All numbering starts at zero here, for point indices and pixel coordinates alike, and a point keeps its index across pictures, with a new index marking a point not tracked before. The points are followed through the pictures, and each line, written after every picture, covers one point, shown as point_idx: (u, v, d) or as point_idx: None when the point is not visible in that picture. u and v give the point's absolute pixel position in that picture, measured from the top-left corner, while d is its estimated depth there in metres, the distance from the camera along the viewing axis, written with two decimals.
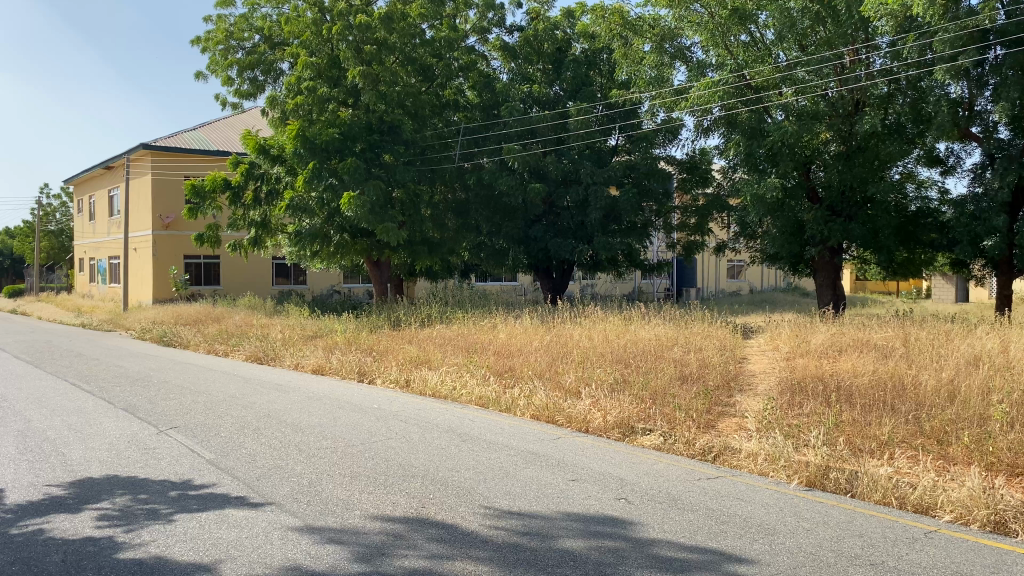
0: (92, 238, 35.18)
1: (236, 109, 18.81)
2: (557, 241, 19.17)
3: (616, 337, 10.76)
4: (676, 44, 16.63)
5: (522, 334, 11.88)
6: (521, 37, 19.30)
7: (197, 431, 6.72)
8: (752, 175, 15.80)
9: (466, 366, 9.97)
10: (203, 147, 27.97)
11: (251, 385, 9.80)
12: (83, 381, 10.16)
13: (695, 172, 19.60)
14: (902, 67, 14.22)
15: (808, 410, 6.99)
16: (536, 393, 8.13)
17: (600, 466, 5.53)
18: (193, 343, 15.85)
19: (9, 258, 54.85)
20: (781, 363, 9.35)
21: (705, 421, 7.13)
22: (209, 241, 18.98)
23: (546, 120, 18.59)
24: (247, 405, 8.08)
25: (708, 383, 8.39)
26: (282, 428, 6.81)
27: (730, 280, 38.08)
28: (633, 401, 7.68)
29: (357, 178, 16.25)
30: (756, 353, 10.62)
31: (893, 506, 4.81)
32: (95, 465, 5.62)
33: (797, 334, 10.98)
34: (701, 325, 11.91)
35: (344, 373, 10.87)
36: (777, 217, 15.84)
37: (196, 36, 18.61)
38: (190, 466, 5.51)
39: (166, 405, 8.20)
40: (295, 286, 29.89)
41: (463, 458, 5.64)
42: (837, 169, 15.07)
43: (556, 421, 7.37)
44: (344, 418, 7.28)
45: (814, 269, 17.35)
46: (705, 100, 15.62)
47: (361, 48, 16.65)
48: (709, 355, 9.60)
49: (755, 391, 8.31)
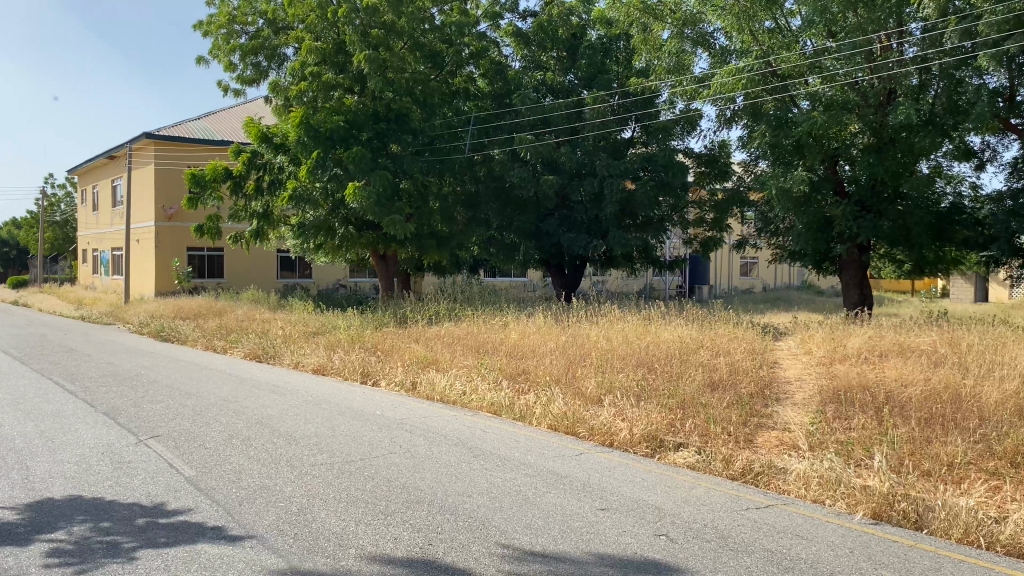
0: (95, 229, 34.63)
1: (238, 97, 18.14)
2: (570, 235, 18.48)
3: (637, 339, 10.08)
4: (699, 29, 15.92)
5: (535, 334, 11.21)
6: (535, 23, 18.50)
7: (180, 441, 6.07)
8: (777, 167, 15.05)
9: (477, 368, 9.29)
10: (208, 136, 27.36)
11: (246, 387, 9.12)
12: (68, 380, 9.51)
13: (714, 166, 18.96)
14: (937, 54, 13.60)
15: (858, 426, 6.30)
16: (554, 401, 7.44)
17: (633, 491, 4.84)
18: (191, 339, 15.21)
19: (16, 249, 54.65)
20: (819, 370, 8.66)
21: (742, 436, 6.44)
22: (209, 231, 18.30)
23: (560, 109, 17.76)
24: (239, 410, 7.42)
25: (741, 391, 7.68)
26: (273, 439, 6.14)
27: (743, 278, 37.32)
28: (662, 410, 7.00)
29: (363, 167, 15.59)
30: (787, 356, 9.94)
31: (980, 546, 4.10)
32: (60, 483, 4.96)
33: (832, 337, 10.27)
34: (726, 325, 11.23)
35: (346, 374, 10.21)
36: (801, 213, 15.09)
37: (198, 20, 17.95)
38: (165, 486, 4.85)
39: (151, 409, 7.54)
40: (300, 280, 29.33)
41: (476, 479, 4.96)
42: (869, 162, 14.19)
43: (576, 434, 6.67)
44: (344, 427, 6.60)
45: (840, 267, 16.56)
46: (729, 87, 14.94)
47: (368, 32, 15.92)
48: (739, 359, 8.90)
49: (793, 401, 7.62)
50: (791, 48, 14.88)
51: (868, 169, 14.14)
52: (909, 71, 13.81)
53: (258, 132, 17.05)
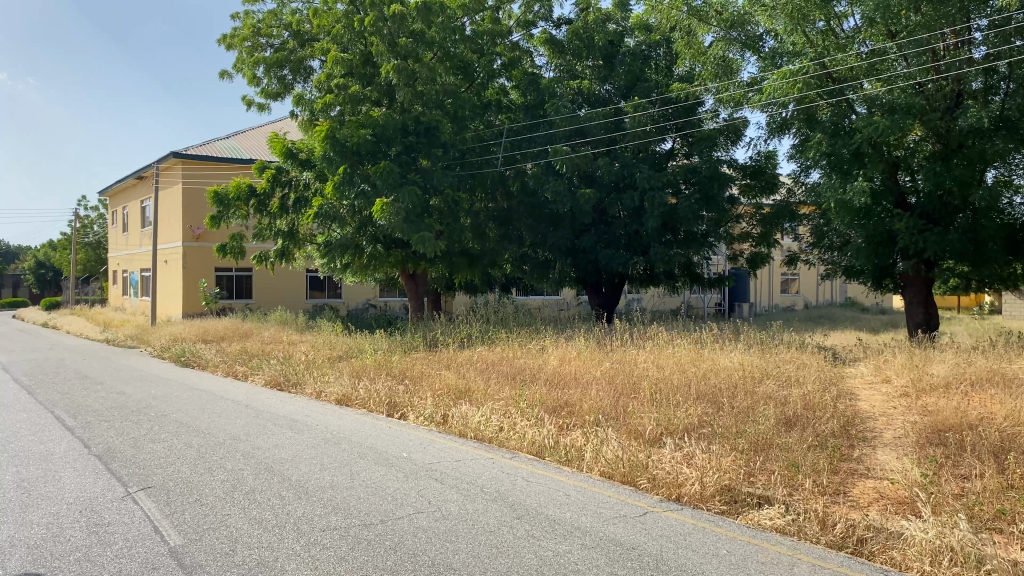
0: (125, 250, 34.38)
1: (263, 111, 17.50)
2: (608, 252, 17.50)
3: (693, 367, 9.07)
4: (748, 30, 14.92)
5: (577, 360, 10.25)
6: (570, 31, 17.63)
7: (175, 496, 5.20)
8: (835, 178, 13.77)
9: (513, 401, 8.32)
10: (235, 155, 26.81)
11: (260, 421, 8.25)
12: (70, 414, 8.71)
13: (760, 177, 18.04)
14: (1008, 52, 12.55)
15: (978, 476, 5.27)
16: (607, 441, 6.46)
17: (718, 571, 3.88)
18: (211, 364, 14.47)
19: (54, 271, 55.18)
20: (905, 404, 7.59)
21: (831, 488, 5.45)
22: (231, 251, 17.61)
23: (596, 119, 17.09)
24: (247, 453, 6.55)
25: (821, 430, 6.66)
26: (280, 493, 5.25)
27: (783, 294, 35.95)
28: (735, 455, 6.03)
29: (391, 182, 14.78)
30: (862, 385, 8.85)
31: None
32: (18, 555, 4.10)
33: (911, 363, 9.17)
34: (789, 351, 10.16)
35: (371, 405, 9.29)
36: (859, 228, 13.84)
37: (222, 34, 17.39)
38: (142, 561, 3.98)
39: (150, 451, 6.69)
40: (329, 300, 28.66)
41: (522, 555, 4.03)
42: (934, 171, 13.07)
43: (636, 484, 5.69)
44: (365, 476, 5.70)
45: (902, 284, 15.38)
46: (783, 92, 13.90)
47: (395, 41, 15.16)
48: (811, 391, 7.85)
49: (884, 442, 6.58)
50: (845, 50, 13.82)
51: (934, 178, 13.04)
52: (978, 71, 12.78)
53: (281, 148, 16.32)
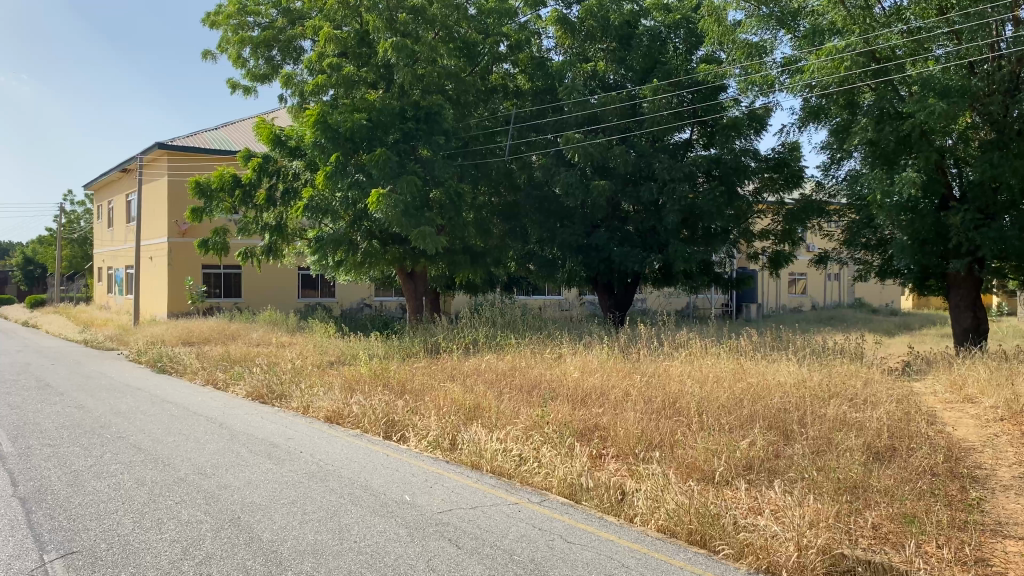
0: (110, 246, 32.94)
1: (249, 95, 16.16)
2: (623, 249, 16.07)
3: (742, 383, 7.75)
4: (782, 5, 13.59)
5: (601, 371, 8.95)
6: (582, 9, 16.16)
7: (102, 569, 3.88)
8: (881, 169, 12.51)
9: (535, 423, 6.98)
10: (224, 146, 25.54)
11: (234, 448, 6.90)
12: (9, 437, 7.35)
13: (784, 171, 16.76)
14: None
15: None
16: (667, 485, 5.13)
17: None
18: (189, 371, 13.08)
19: (41, 268, 53.86)
20: (1008, 434, 6.31)
21: (967, 556, 4.18)
22: (214, 247, 16.26)
23: (613, 103, 15.66)
24: (211, 497, 5.21)
25: (923, 468, 5.38)
26: (245, 563, 3.93)
27: (791, 295, 34.67)
28: (831, 502, 4.77)
29: (388, 172, 13.45)
30: (940, 404, 7.58)
31: None
32: None
33: (992, 377, 7.90)
34: (843, 362, 8.86)
35: (365, 425, 7.97)
36: (904, 224, 12.60)
37: (207, 13, 16.01)
38: None
39: (88, 493, 5.33)
40: (322, 298, 27.31)
41: None
42: (989, 162, 11.62)
43: (710, 548, 4.40)
44: (357, 533, 4.40)
45: (947, 287, 14.07)
46: (826, 72, 12.53)
47: (394, 17, 13.93)
48: (893, 413, 6.59)
49: (1004, 485, 5.30)
50: (890, 26, 12.34)
51: (990, 170, 11.58)
52: None
53: (270, 135, 14.99)
